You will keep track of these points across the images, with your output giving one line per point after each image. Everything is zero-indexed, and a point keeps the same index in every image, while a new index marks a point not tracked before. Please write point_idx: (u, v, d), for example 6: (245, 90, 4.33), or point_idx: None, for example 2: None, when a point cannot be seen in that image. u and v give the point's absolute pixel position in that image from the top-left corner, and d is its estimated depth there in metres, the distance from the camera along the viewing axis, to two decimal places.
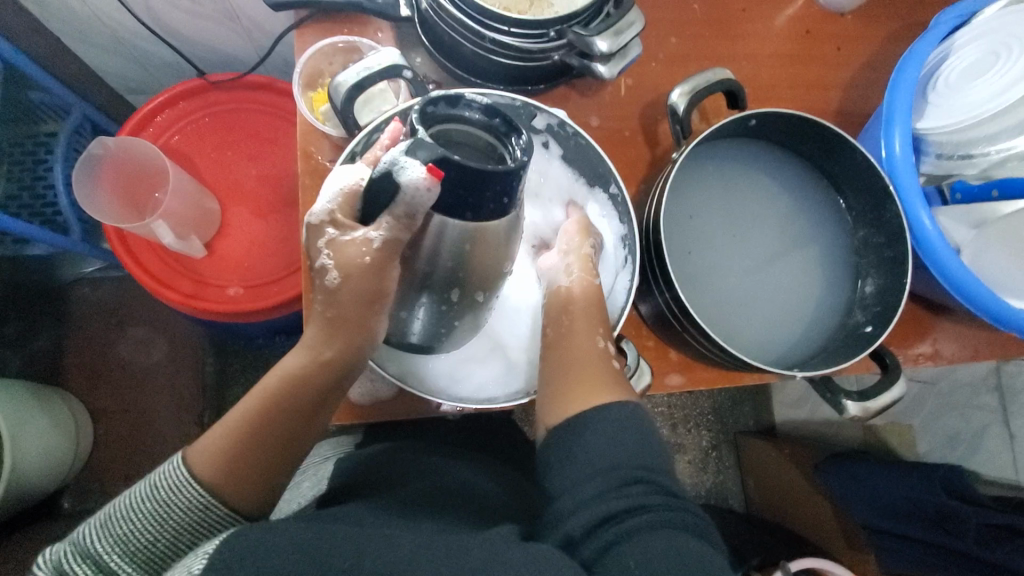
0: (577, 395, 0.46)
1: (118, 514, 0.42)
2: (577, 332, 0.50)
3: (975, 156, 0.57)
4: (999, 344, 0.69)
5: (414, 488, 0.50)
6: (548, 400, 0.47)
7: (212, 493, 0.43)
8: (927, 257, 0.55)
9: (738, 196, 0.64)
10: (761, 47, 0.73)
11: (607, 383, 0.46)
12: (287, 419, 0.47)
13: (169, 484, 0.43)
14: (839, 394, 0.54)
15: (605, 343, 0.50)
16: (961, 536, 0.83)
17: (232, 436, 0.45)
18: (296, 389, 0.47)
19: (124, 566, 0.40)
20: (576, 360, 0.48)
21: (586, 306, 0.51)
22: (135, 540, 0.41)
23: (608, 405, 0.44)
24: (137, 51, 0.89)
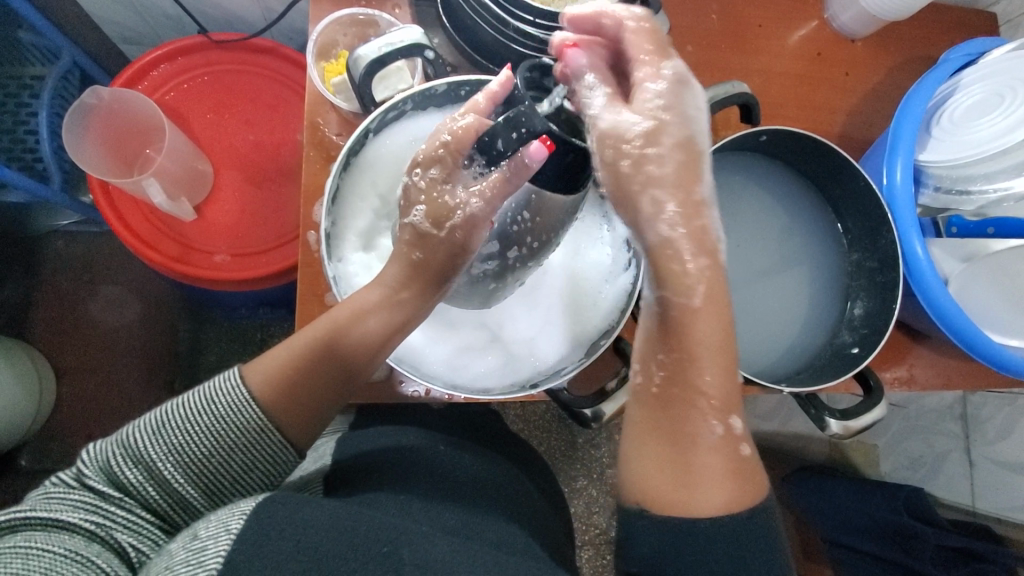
0: (691, 488, 0.40)
1: (171, 422, 0.41)
2: (705, 400, 0.42)
3: (972, 193, 0.58)
4: (971, 374, 0.72)
5: (409, 480, 0.51)
6: (657, 468, 0.42)
7: (269, 418, 0.42)
8: (916, 286, 0.57)
9: (741, 211, 0.65)
10: (773, 64, 0.74)
11: (740, 485, 0.41)
12: (348, 351, 0.47)
13: (226, 400, 0.42)
14: (823, 411, 0.55)
15: (735, 422, 0.42)
16: (919, 556, 0.86)
17: (292, 363, 0.45)
18: (360, 328, 0.47)
19: (176, 478, 0.40)
20: (700, 453, 0.41)
21: (718, 359, 0.42)
22: (187, 454, 0.40)
23: (728, 509, 0.40)
24: (137, 1, 0.86)
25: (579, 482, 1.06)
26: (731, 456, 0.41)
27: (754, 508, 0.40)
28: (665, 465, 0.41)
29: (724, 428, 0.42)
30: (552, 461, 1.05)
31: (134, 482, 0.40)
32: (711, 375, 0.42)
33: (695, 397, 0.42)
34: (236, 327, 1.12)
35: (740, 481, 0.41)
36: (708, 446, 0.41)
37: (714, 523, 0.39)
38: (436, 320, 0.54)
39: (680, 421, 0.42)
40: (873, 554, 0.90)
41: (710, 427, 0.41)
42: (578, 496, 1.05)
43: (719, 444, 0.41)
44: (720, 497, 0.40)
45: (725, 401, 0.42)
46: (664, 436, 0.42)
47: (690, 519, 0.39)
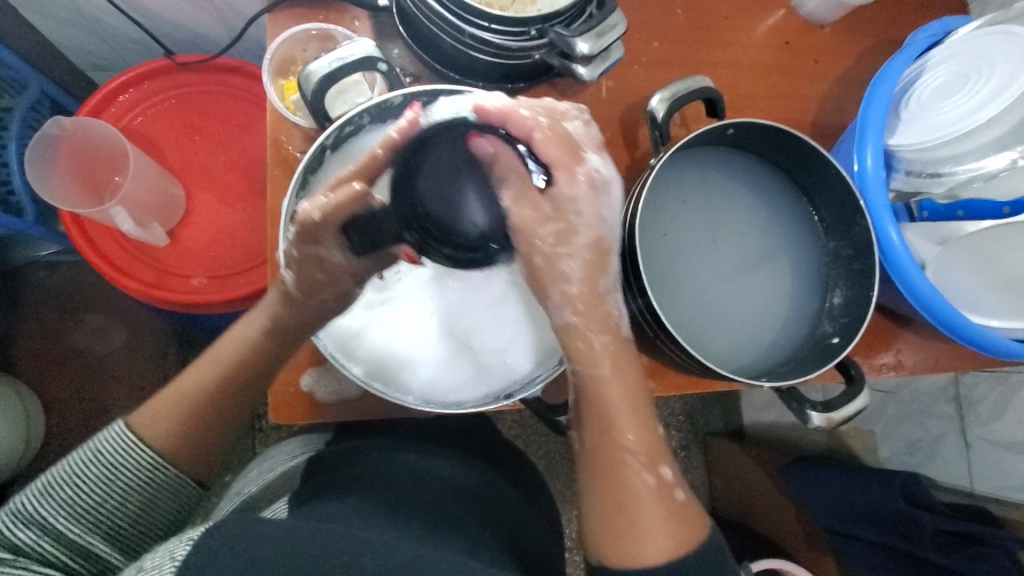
0: (640, 539, 0.44)
1: (58, 480, 0.44)
2: (632, 449, 0.46)
3: (942, 176, 0.57)
4: (959, 356, 0.71)
5: (380, 487, 0.50)
6: (606, 531, 0.45)
7: (158, 454, 0.46)
8: (893, 271, 0.57)
9: (714, 205, 0.64)
10: (741, 56, 0.74)
11: (683, 527, 0.45)
12: (233, 380, 0.50)
13: (111, 449, 0.45)
14: (805, 404, 0.54)
15: (666, 471, 0.46)
16: (917, 542, 0.84)
17: (175, 399, 0.48)
18: (236, 362, 0.50)
19: (91, 534, 0.44)
20: (642, 505, 0.45)
21: (629, 400, 0.47)
22: (86, 503, 0.44)
23: (676, 553, 0.43)
24: (101, 27, 0.85)
25: (578, 485, 1.05)
26: (671, 500, 0.46)
27: (699, 543, 0.44)
28: (616, 523, 0.45)
29: (656, 478, 0.46)
30: (549, 465, 1.05)
31: (28, 541, 0.42)
32: (628, 427, 0.46)
33: (625, 454, 0.46)
34: None
35: (679, 523, 0.45)
36: (642, 496, 0.45)
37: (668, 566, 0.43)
38: (399, 320, 0.53)
39: (612, 477, 0.46)
40: (875, 543, 0.88)
41: (642, 480, 0.45)
42: (578, 499, 1.05)
43: (657, 494, 0.45)
44: (669, 542, 0.44)
45: (648, 451, 0.46)
46: (604, 497, 0.45)
47: (646, 569, 0.43)
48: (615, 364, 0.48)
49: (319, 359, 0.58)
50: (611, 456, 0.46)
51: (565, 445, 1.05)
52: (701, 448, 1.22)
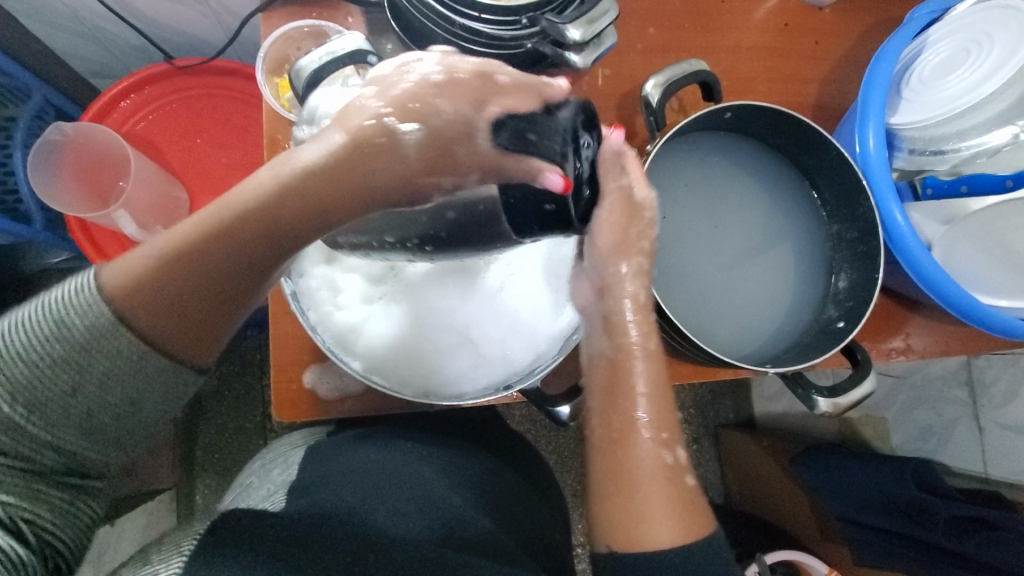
0: (648, 524, 0.43)
1: (15, 354, 0.37)
2: (652, 428, 0.45)
3: (945, 152, 0.57)
4: (970, 339, 0.70)
5: (379, 478, 0.50)
6: (609, 513, 0.44)
7: (148, 347, 0.38)
8: (898, 253, 0.55)
9: (714, 190, 0.63)
10: (739, 40, 0.72)
11: (692, 516, 0.44)
12: (245, 245, 0.37)
13: (83, 322, 0.37)
14: (810, 389, 0.53)
15: (682, 455, 0.46)
16: (930, 528, 0.84)
17: (154, 277, 0.37)
18: (228, 245, 0.37)
19: (35, 421, 0.38)
20: (645, 485, 0.44)
21: (652, 383, 0.47)
22: (63, 399, 0.38)
23: (683, 539, 0.42)
24: (101, 34, 0.86)
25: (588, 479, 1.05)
26: (677, 482, 0.44)
27: (708, 533, 0.43)
28: (627, 507, 0.43)
29: (672, 457, 0.45)
30: (560, 460, 1.05)
31: None
32: (649, 401, 0.46)
33: (635, 424, 0.45)
34: (233, 350, 1.12)
35: (690, 513, 0.44)
36: (656, 474, 0.44)
37: (676, 554, 0.42)
38: (392, 315, 0.52)
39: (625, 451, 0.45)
40: (887, 530, 0.88)
41: (654, 455, 0.45)
42: None
43: (670, 478, 0.44)
44: (676, 528, 0.43)
45: (663, 425, 0.46)
46: (615, 471, 0.45)
47: (652, 550, 0.42)
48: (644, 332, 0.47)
49: (320, 355, 0.58)
50: (630, 438, 0.45)
51: (574, 438, 1.05)
52: (714, 441, 1.17)
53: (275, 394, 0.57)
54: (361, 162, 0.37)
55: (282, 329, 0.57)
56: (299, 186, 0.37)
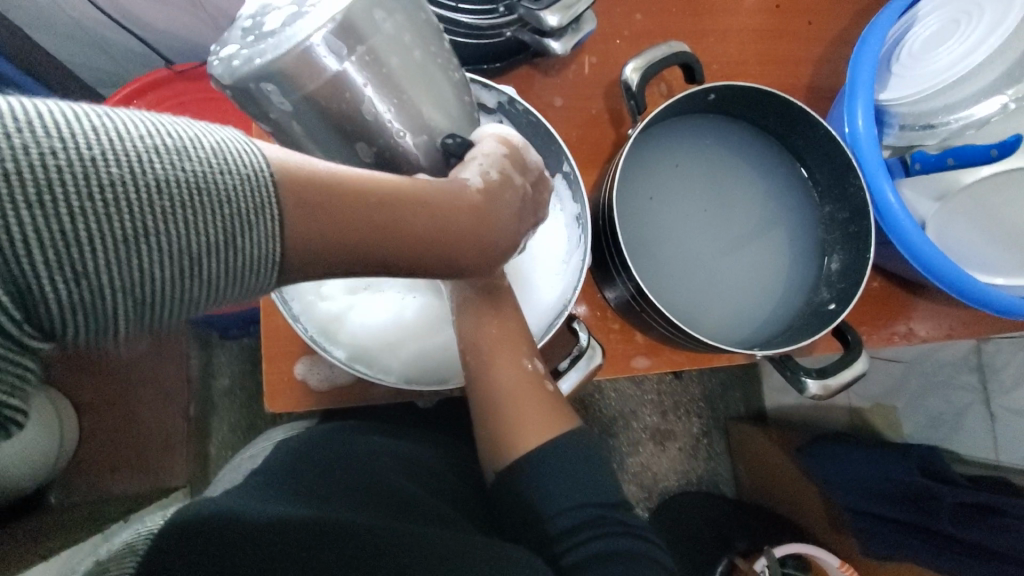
0: (517, 434, 0.48)
1: (148, 191, 0.26)
2: (501, 357, 0.48)
3: (936, 126, 0.55)
4: (974, 322, 0.68)
5: (341, 467, 0.51)
6: (489, 434, 0.49)
7: (286, 251, 0.31)
8: (892, 232, 0.54)
9: (703, 174, 0.62)
10: (730, 22, 0.71)
11: (551, 414, 0.49)
12: (420, 227, 0.35)
13: (247, 203, 0.29)
14: (799, 371, 0.53)
15: (534, 365, 0.49)
16: (940, 517, 0.81)
17: (324, 200, 0.32)
18: (414, 225, 0.35)
19: (105, 270, 0.26)
20: (511, 396, 0.48)
21: (499, 315, 0.48)
22: (134, 247, 0.27)
23: (547, 437, 0.48)
24: (103, 41, 0.88)
25: None
26: (541, 388, 0.49)
27: (567, 428, 0.49)
28: (499, 426, 0.48)
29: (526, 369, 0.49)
30: None
31: (35, 254, 0.24)
32: (512, 325, 0.49)
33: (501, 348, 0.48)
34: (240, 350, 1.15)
35: (548, 412, 0.49)
36: (523, 384, 0.48)
37: (541, 451, 0.47)
38: (366, 302, 0.53)
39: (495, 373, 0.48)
40: (888, 518, 0.86)
41: (518, 369, 0.48)
42: None
43: (525, 387, 0.49)
44: (538, 429, 0.48)
45: (525, 344, 0.49)
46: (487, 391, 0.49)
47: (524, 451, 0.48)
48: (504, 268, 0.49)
49: (310, 347, 0.59)
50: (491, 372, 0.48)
51: None
52: (724, 435, 1.15)
53: (268, 385, 0.58)
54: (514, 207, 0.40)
55: (273, 322, 0.58)
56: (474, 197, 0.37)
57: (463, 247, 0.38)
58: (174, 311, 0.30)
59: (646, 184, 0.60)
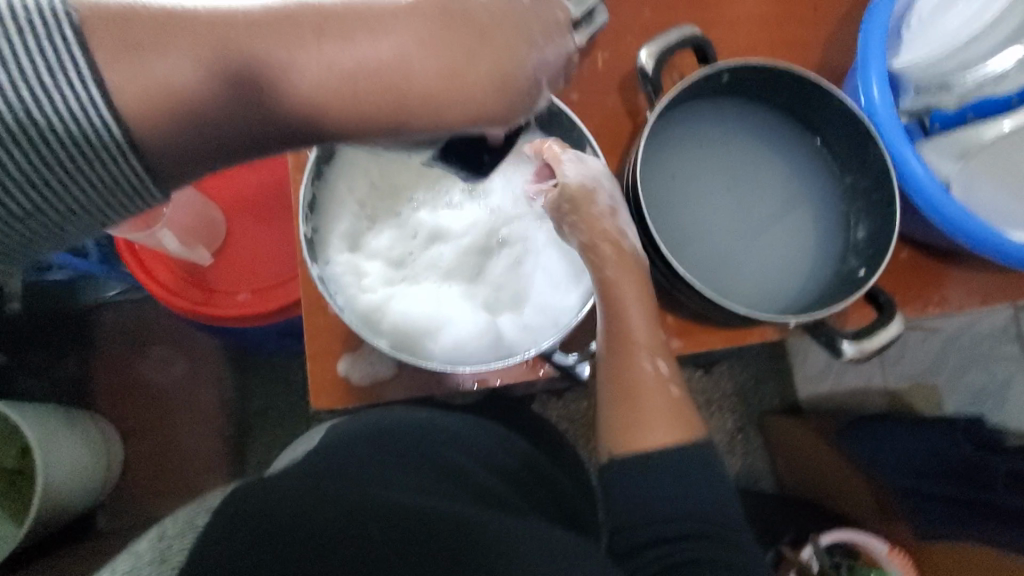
0: (641, 429, 0.46)
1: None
2: (635, 343, 0.48)
3: (952, 84, 0.56)
4: (1011, 286, 0.68)
5: (406, 461, 0.53)
6: (606, 424, 0.48)
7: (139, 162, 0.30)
8: (918, 197, 0.55)
9: (724, 154, 0.63)
10: (737, 11, 0.73)
11: (679, 420, 0.47)
12: (356, 82, 0.30)
13: (81, 126, 0.28)
14: (834, 334, 0.53)
15: (663, 366, 0.48)
16: (988, 485, 0.81)
17: (208, 39, 0.28)
18: (346, 69, 0.30)
19: None
20: (641, 389, 0.47)
21: (640, 303, 0.48)
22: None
23: (670, 441, 0.46)
24: None
25: None
26: (670, 393, 0.47)
27: (691, 439, 0.46)
28: (618, 417, 0.47)
29: (657, 369, 0.48)
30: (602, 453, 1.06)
31: None
32: (639, 324, 0.48)
33: (630, 348, 0.48)
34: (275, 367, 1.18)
35: (676, 417, 0.47)
36: (652, 386, 0.47)
37: (661, 452, 0.45)
38: (403, 291, 0.55)
39: (622, 371, 0.48)
40: (944, 497, 0.84)
41: (647, 371, 0.48)
42: None
43: (656, 387, 0.47)
44: (663, 431, 0.46)
45: (653, 345, 0.48)
46: (617, 388, 0.48)
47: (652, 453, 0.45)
48: (624, 264, 0.48)
49: (351, 345, 0.61)
50: (618, 359, 0.48)
51: None
52: (758, 429, 1.13)
53: (313, 384, 0.60)
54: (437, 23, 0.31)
55: (315, 322, 0.61)
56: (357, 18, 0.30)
57: (366, 81, 0.31)
58: (79, 225, 0.32)
59: (670, 164, 0.61)
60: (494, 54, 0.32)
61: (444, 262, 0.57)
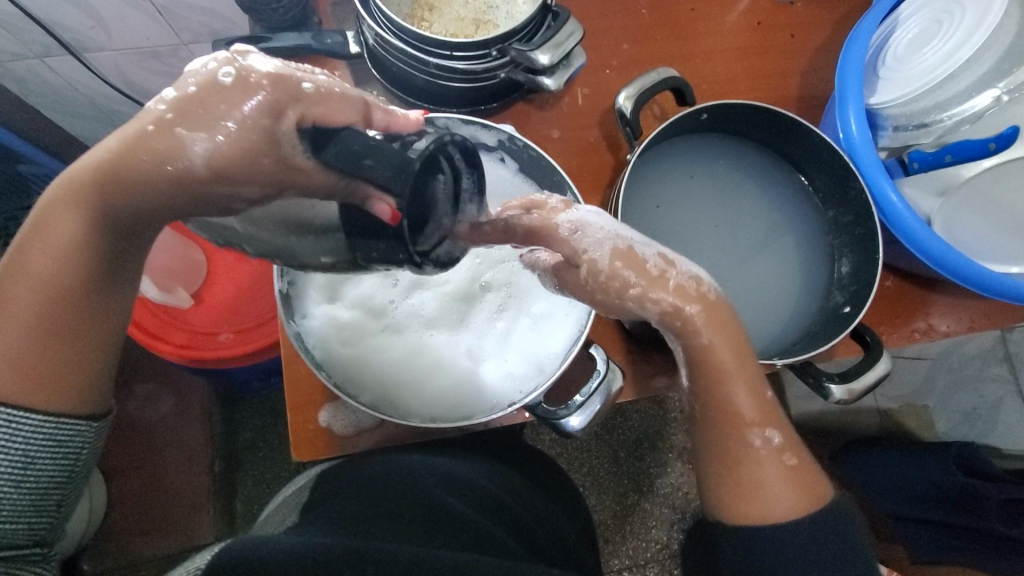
0: (764, 500, 0.43)
1: None
2: (740, 408, 0.42)
3: (929, 125, 0.57)
4: (995, 313, 0.68)
5: (415, 507, 0.53)
6: (717, 488, 0.44)
7: (47, 416, 0.38)
8: (898, 232, 0.54)
9: (706, 190, 0.63)
10: (715, 43, 0.73)
11: (807, 486, 0.43)
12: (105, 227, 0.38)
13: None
14: (821, 377, 0.52)
15: (774, 436, 0.43)
16: (984, 513, 0.83)
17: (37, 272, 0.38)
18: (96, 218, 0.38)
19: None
20: (755, 459, 0.43)
21: (741, 365, 0.42)
22: None
23: (798, 513, 0.42)
24: (116, 116, 0.94)
25: (629, 498, 1.06)
26: (785, 464, 0.43)
27: (822, 504, 0.43)
28: (733, 482, 0.43)
29: (766, 442, 0.43)
30: (596, 480, 1.06)
31: None
32: (745, 401, 0.43)
33: (729, 424, 0.43)
34: (263, 402, 1.17)
35: (801, 485, 0.43)
36: (762, 462, 0.43)
37: (791, 527, 0.42)
38: (383, 340, 0.55)
39: (724, 453, 0.43)
40: (940, 522, 0.85)
41: (756, 443, 0.43)
42: (629, 513, 1.05)
43: (772, 456, 0.43)
44: (790, 501, 0.43)
45: (761, 417, 0.43)
46: (718, 463, 0.44)
47: (767, 527, 0.42)
48: (728, 337, 0.42)
49: (332, 394, 0.60)
50: (720, 425, 0.43)
51: (609, 458, 1.06)
52: None
53: (292, 435, 0.59)
54: (133, 155, 0.37)
55: (295, 371, 0.59)
56: (72, 195, 0.37)
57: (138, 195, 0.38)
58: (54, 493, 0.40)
59: (651, 202, 0.61)
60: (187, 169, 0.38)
61: (427, 311, 0.56)
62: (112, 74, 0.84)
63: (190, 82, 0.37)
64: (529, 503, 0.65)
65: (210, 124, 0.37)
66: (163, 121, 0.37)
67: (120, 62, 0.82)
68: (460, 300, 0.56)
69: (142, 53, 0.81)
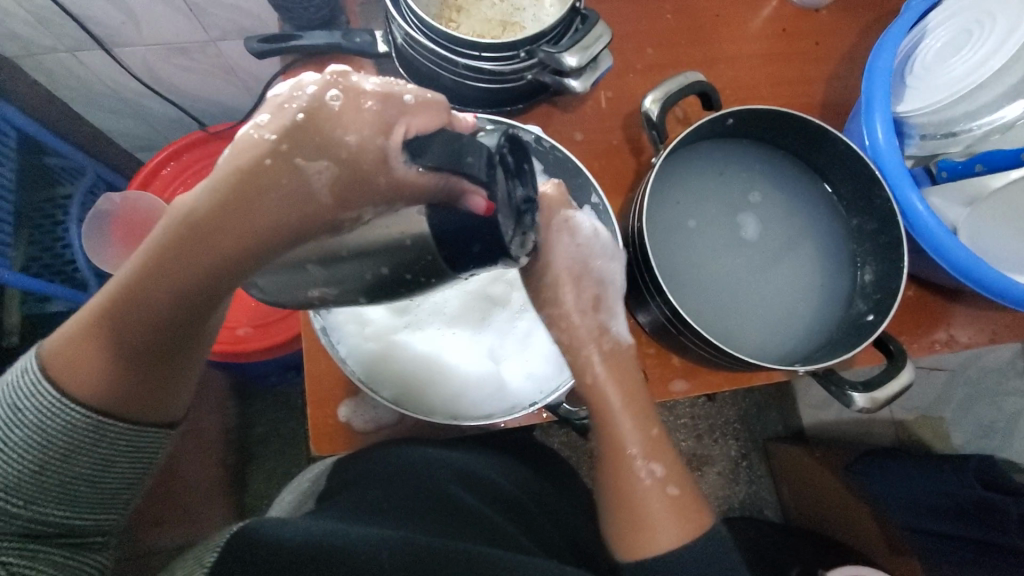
0: (651, 531, 0.44)
1: (23, 460, 0.38)
2: (623, 432, 0.47)
3: (958, 134, 0.57)
4: (1017, 325, 0.67)
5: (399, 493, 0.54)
6: (614, 524, 0.46)
7: (129, 419, 0.40)
8: (923, 241, 0.54)
9: (728, 194, 0.63)
10: (739, 49, 0.74)
11: (691, 517, 0.45)
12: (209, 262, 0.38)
13: (76, 423, 0.38)
14: (844, 385, 0.52)
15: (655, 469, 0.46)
16: (1009, 529, 0.80)
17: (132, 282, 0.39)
18: (205, 250, 0.37)
19: (59, 510, 0.40)
20: (646, 491, 0.46)
21: (626, 396, 0.48)
22: (52, 494, 0.39)
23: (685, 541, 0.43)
24: (143, 110, 0.96)
25: None
26: (668, 495, 0.46)
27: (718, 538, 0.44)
28: (625, 515, 0.45)
29: (652, 474, 0.46)
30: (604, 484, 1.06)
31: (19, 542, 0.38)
32: (629, 430, 0.47)
33: (616, 452, 0.47)
34: (275, 396, 1.18)
35: (685, 515, 0.45)
36: (647, 494, 0.45)
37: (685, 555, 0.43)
38: (405, 339, 0.55)
39: (616, 483, 0.46)
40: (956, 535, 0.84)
41: (643, 475, 0.46)
42: None
43: (658, 490, 0.46)
44: (672, 531, 0.44)
45: (646, 449, 0.47)
46: (612, 497, 0.47)
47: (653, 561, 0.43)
48: (610, 369, 0.49)
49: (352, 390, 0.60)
50: (612, 453, 0.47)
51: None
52: (764, 456, 1.13)
53: (312, 429, 0.59)
54: (258, 187, 0.37)
55: (316, 365, 0.60)
56: (195, 229, 0.38)
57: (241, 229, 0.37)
58: (124, 492, 0.42)
59: (674, 206, 0.61)
60: (268, 207, 0.37)
61: (449, 309, 0.57)
62: (140, 69, 0.86)
63: (295, 108, 0.38)
64: (542, 502, 0.65)
65: (323, 147, 0.38)
66: (279, 155, 0.37)
67: (149, 58, 0.83)
68: (480, 300, 0.57)
69: (171, 49, 0.82)
